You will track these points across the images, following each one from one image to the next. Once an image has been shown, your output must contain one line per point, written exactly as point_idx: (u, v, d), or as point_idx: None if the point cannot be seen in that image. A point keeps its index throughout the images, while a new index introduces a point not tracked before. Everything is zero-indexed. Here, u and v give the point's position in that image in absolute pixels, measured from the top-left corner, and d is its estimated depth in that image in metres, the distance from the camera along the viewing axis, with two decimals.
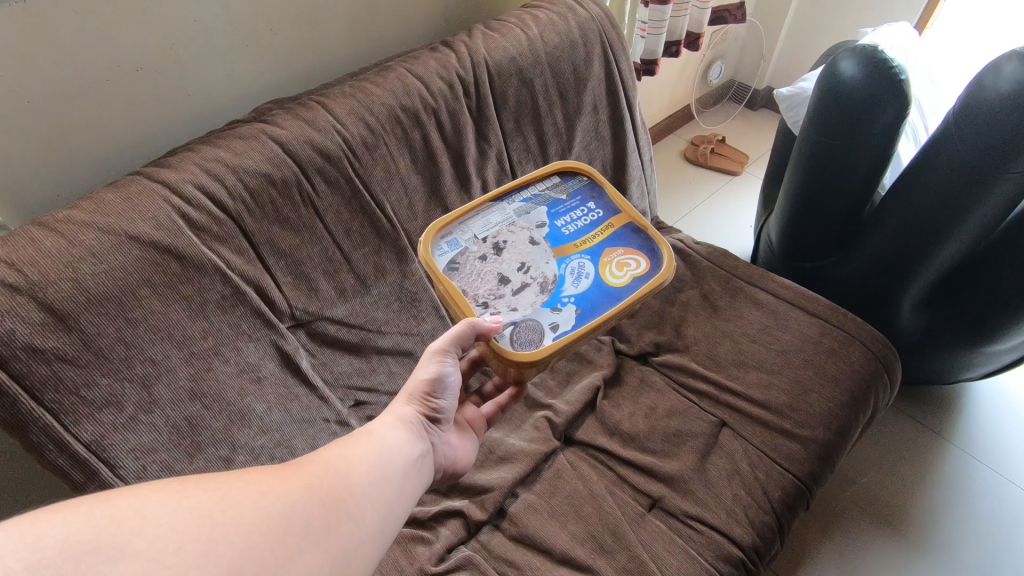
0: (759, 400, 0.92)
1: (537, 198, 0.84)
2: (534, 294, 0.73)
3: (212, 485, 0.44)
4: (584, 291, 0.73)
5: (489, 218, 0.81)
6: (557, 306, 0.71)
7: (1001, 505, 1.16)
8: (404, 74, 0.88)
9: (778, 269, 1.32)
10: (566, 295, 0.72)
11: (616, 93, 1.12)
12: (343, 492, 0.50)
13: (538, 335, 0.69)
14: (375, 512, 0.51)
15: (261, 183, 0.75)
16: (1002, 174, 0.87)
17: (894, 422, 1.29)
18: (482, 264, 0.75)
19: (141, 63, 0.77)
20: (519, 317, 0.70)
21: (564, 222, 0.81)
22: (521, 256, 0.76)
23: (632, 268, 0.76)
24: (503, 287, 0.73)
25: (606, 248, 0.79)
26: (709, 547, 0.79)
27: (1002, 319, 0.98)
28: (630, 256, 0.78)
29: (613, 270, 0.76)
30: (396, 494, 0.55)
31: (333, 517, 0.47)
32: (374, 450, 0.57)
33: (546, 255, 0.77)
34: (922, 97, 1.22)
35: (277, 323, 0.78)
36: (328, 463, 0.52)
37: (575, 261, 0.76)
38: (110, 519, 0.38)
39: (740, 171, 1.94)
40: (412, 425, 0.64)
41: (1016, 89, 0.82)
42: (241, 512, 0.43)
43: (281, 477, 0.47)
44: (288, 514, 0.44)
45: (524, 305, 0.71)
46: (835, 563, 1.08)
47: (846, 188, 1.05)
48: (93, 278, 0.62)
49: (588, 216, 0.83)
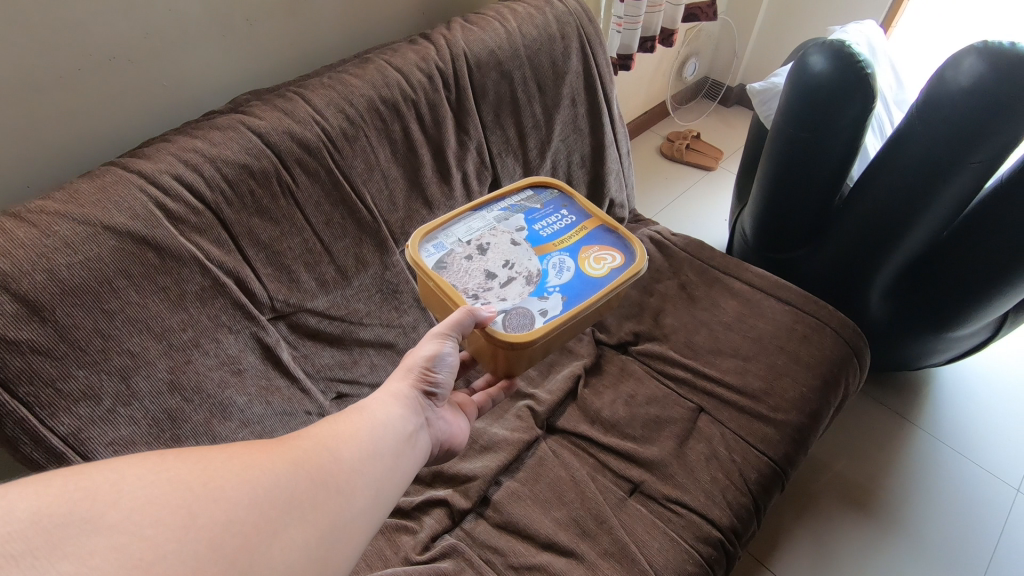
0: (735, 385, 0.95)
1: (513, 207, 0.87)
2: (521, 285, 0.76)
3: (194, 459, 0.43)
4: (567, 282, 0.77)
5: (470, 224, 0.83)
6: (543, 295, 0.75)
7: (964, 483, 1.21)
8: (383, 66, 0.88)
9: (752, 259, 1.36)
10: (551, 286, 0.76)
11: (593, 87, 1.13)
12: (333, 467, 0.50)
13: (528, 320, 0.72)
14: (366, 489, 0.52)
15: (239, 174, 0.74)
16: (963, 164, 0.90)
17: (863, 406, 1.34)
18: (469, 263, 0.78)
19: (114, 53, 0.76)
20: (509, 305, 0.73)
21: (541, 226, 0.84)
22: (505, 255, 0.79)
23: (607, 265, 0.80)
24: (491, 281, 0.76)
25: (583, 246, 0.83)
26: (689, 528, 0.81)
27: (965, 304, 1.02)
28: (606, 256, 0.81)
29: (588, 262, 0.80)
30: (389, 470, 0.55)
31: (322, 493, 0.47)
32: (367, 424, 0.57)
33: (529, 253, 0.80)
34: (886, 92, 1.26)
35: (258, 315, 0.78)
36: (318, 438, 0.52)
37: (556, 257, 0.80)
38: (85, 492, 0.38)
39: (714, 166, 1.98)
40: (406, 400, 0.63)
41: (975, 84, 0.85)
42: (225, 486, 0.43)
43: (267, 451, 0.48)
44: (273, 490, 0.45)
45: (513, 295, 0.74)
46: (809, 546, 1.11)
47: (818, 179, 1.08)
48: (67, 269, 0.61)
49: (563, 221, 0.86)
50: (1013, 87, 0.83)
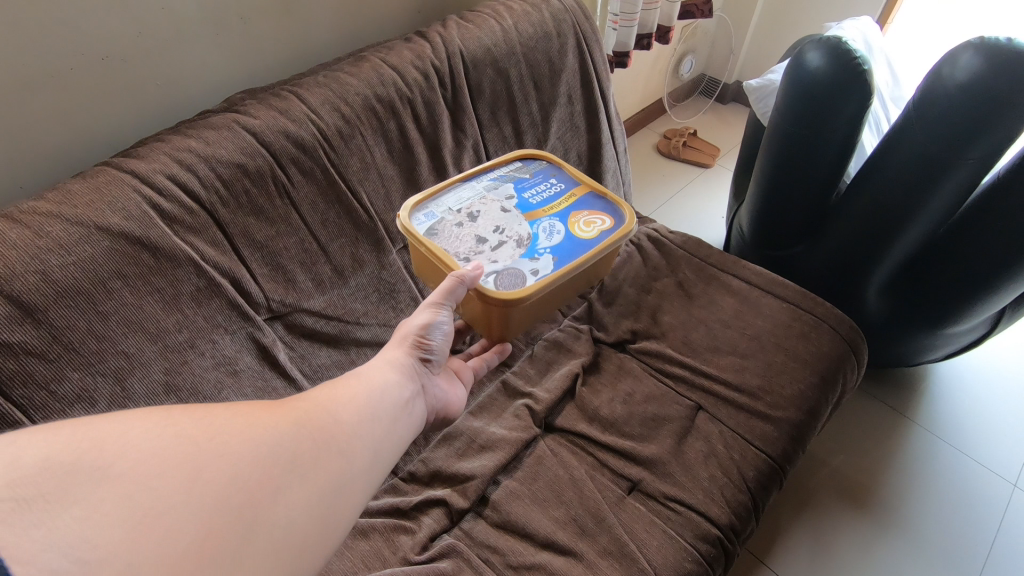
0: (733, 382, 0.95)
1: (502, 176, 0.87)
2: (512, 248, 0.76)
3: (199, 414, 0.43)
4: (557, 244, 0.77)
5: (461, 194, 0.83)
6: (534, 256, 0.75)
7: (961, 479, 1.21)
8: (378, 64, 0.88)
9: (749, 256, 1.36)
10: (541, 248, 0.76)
11: (590, 84, 1.13)
12: (333, 427, 0.50)
13: (520, 279, 0.72)
14: (366, 450, 0.51)
15: (234, 174, 0.74)
16: (960, 160, 0.90)
17: (861, 402, 1.34)
18: (460, 229, 0.78)
19: (108, 52, 0.75)
20: (500, 266, 0.73)
21: (530, 194, 0.84)
22: (496, 221, 0.79)
23: (598, 227, 0.80)
24: (482, 245, 0.76)
25: (572, 212, 0.83)
26: (688, 526, 0.81)
27: (963, 300, 1.02)
28: (595, 218, 0.81)
29: (578, 225, 0.80)
30: (387, 433, 0.55)
31: (324, 452, 0.47)
32: (365, 388, 0.57)
33: (519, 219, 0.80)
34: (883, 88, 1.26)
35: (254, 316, 0.77)
36: (317, 399, 0.51)
37: (546, 221, 0.80)
38: (93, 440, 0.38)
39: (711, 163, 1.98)
40: (402, 367, 0.63)
41: (972, 78, 0.85)
42: (229, 442, 0.42)
43: (269, 410, 0.47)
44: (275, 448, 0.44)
45: (504, 258, 0.74)
46: (807, 543, 1.11)
47: (815, 176, 1.08)
48: (60, 270, 0.61)
49: (552, 189, 0.86)
50: (1011, 82, 0.83)
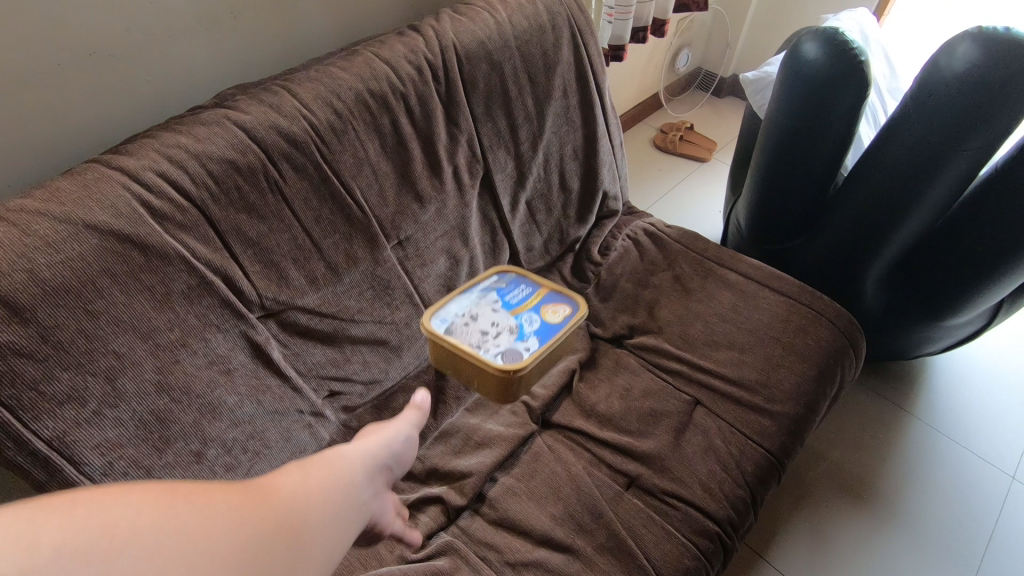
0: (730, 377, 0.94)
1: (484, 286, 0.95)
2: (507, 334, 0.88)
3: (177, 496, 0.40)
4: (538, 328, 0.90)
5: (454, 307, 0.92)
6: (524, 339, 0.88)
7: (960, 472, 1.21)
8: (371, 58, 0.87)
9: (747, 251, 1.36)
10: (528, 332, 0.89)
11: (585, 78, 1.12)
12: (297, 523, 0.44)
13: (517, 354, 0.85)
14: (327, 549, 0.46)
15: (225, 170, 0.72)
16: (958, 151, 0.89)
17: (859, 396, 1.34)
18: (465, 327, 0.88)
19: (96, 48, 0.74)
20: (500, 349, 0.86)
21: (510, 299, 0.94)
22: (489, 318, 0.89)
23: (560, 306, 0.93)
24: (483, 338, 0.87)
25: (544, 303, 0.94)
26: (686, 522, 0.81)
27: (961, 292, 1.02)
28: (559, 301, 0.94)
29: (549, 311, 0.92)
30: (346, 532, 0.49)
31: (286, 552, 0.42)
32: (328, 486, 0.51)
33: (505, 314, 0.91)
34: (880, 80, 1.26)
35: (247, 314, 0.77)
36: (282, 489, 0.46)
37: (526, 313, 0.92)
38: (68, 518, 0.35)
39: (708, 157, 1.98)
40: (369, 466, 0.59)
41: (970, 68, 0.84)
42: (196, 535, 0.38)
43: (236, 497, 0.42)
44: (238, 544, 0.39)
45: (503, 344, 0.87)
46: (806, 537, 1.11)
47: (812, 169, 1.08)
48: (48, 269, 0.60)
49: (523, 290, 0.96)
50: (1009, 72, 0.82)
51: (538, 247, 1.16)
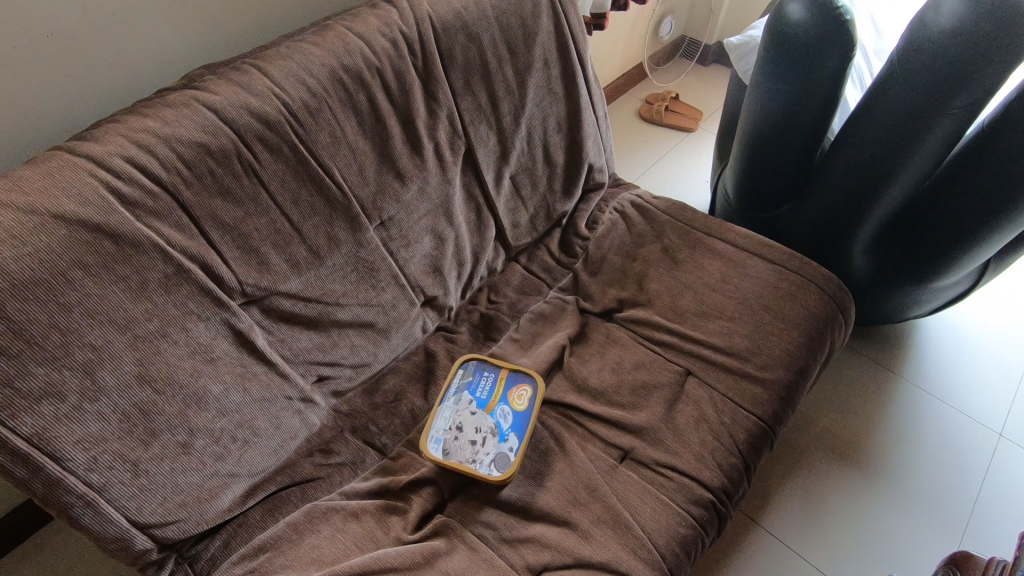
0: (721, 346, 0.94)
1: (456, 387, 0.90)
2: (491, 437, 0.84)
3: None
4: (514, 418, 0.86)
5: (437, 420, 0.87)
6: (507, 437, 0.84)
7: (949, 432, 1.23)
8: (342, 32, 0.84)
9: (735, 219, 1.35)
10: (507, 428, 0.85)
11: (566, 47, 1.09)
12: None
13: (504, 457, 0.82)
14: None
15: (196, 153, 0.70)
16: (945, 111, 0.88)
17: (849, 361, 1.34)
18: (453, 443, 0.84)
19: (52, 29, 0.71)
20: (491, 455, 0.82)
21: (481, 393, 0.89)
22: (471, 427, 0.85)
23: (524, 388, 0.88)
24: (471, 447, 0.83)
25: (512, 386, 0.89)
26: (681, 492, 0.81)
27: (949, 252, 1.03)
28: (521, 382, 0.89)
29: (516, 398, 0.88)
30: None
31: None
32: None
33: (482, 414, 0.86)
34: (865, 42, 1.25)
35: (228, 301, 0.75)
36: None
37: (499, 404, 0.87)
38: None
39: (694, 127, 1.95)
40: None
41: (957, 25, 0.83)
42: None
43: None
44: None
45: (489, 450, 0.83)
46: (799, 501, 1.13)
47: (798, 134, 1.06)
48: (15, 261, 0.58)
49: (488, 378, 0.91)
50: (996, 27, 0.81)
51: (524, 223, 1.15)
